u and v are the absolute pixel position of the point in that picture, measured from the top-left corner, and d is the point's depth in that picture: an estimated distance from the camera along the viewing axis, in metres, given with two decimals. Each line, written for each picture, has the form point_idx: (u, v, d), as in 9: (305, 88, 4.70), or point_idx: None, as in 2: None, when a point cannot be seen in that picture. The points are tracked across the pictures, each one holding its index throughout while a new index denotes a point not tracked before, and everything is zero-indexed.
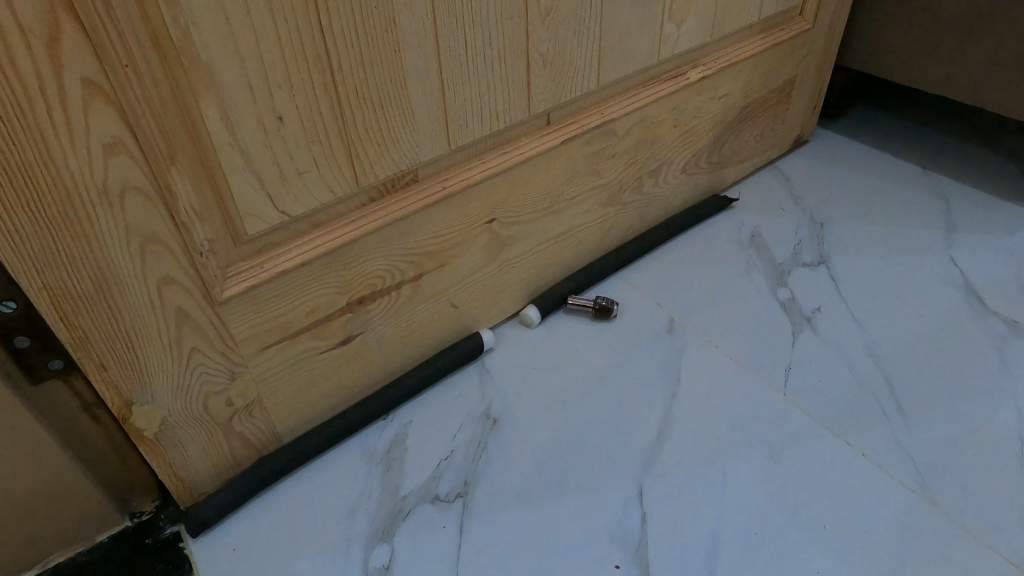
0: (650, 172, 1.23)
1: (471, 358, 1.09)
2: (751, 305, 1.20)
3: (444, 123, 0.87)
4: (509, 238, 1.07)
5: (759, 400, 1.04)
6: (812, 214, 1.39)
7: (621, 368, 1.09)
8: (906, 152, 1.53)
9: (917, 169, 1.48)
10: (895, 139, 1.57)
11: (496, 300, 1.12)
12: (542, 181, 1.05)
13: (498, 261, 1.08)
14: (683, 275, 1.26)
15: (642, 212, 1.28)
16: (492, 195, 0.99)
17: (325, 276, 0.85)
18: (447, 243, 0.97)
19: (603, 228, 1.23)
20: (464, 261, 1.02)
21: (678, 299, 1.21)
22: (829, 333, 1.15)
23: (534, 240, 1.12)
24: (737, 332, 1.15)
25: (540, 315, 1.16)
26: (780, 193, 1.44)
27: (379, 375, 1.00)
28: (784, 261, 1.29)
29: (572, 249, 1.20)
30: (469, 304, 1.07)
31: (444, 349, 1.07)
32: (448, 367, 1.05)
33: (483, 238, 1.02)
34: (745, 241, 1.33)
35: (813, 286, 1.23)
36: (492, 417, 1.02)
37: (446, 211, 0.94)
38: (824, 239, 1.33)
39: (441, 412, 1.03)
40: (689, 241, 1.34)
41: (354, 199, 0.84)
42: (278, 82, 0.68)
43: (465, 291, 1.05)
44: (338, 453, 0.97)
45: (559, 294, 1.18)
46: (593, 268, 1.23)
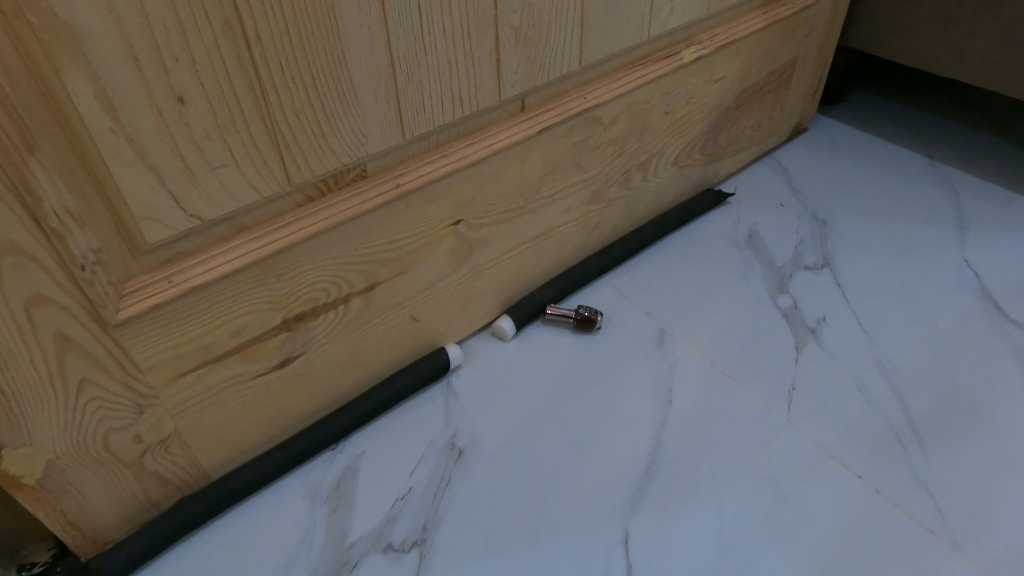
0: (638, 164, 1.10)
1: (435, 377, 0.96)
2: (749, 314, 1.08)
3: (397, 108, 0.73)
4: (479, 242, 0.94)
5: (760, 424, 0.93)
6: (814, 211, 1.27)
7: (605, 387, 0.97)
8: (915, 143, 1.41)
9: (926, 163, 1.36)
10: (902, 129, 1.45)
11: (464, 310, 0.99)
12: (517, 176, 0.92)
13: (466, 267, 0.95)
14: (673, 279, 1.14)
15: (629, 209, 1.16)
16: (458, 193, 0.86)
17: (254, 290, 0.71)
18: (405, 249, 0.84)
19: (586, 227, 1.10)
20: (425, 268, 0.89)
21: (669, 308, 1.09)
22: (835, 346, 1.03)
23: (507, 242, 0.98)
24: (734, 346, 1.03)
25: (514, 327, 1.03)
26: (780, 187, 1.32)
27: (327, 400, 0.88)
28: (784, 263, 1.17)
29: (551, 252, 1.07)
30: (433, 317, 0.95)
31: (404, 368, 0.94)
32: (407, 388, 0.93)
33: (448, 242, 0.89)
34: (741, 242, 1.21)
35: (816, 293, 1.12)
36: (457, 447, 0.89)
37: (402, 213, 0.81)
38: (828, 239, 1.21)
39: (399, 442, 0.90)
40: (680, 242, 1.21)
41: (287, 199, 0.70)
42: (173, 53, 0.54)
43: (427, 302, 0.92)
44: (276, 491, 0.84)
45: (536, 302, 1.06)
46: (575, 272, 1.11)
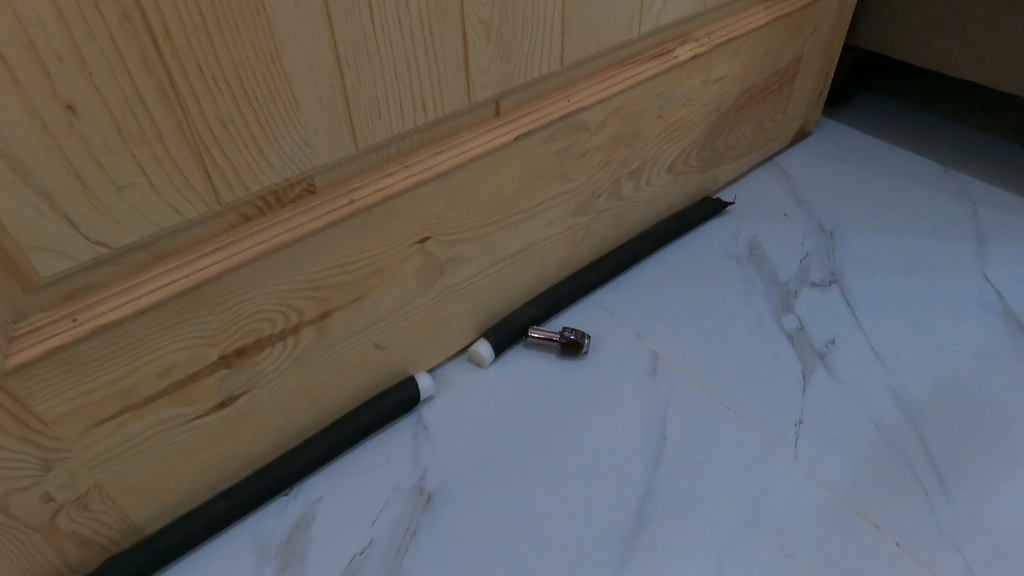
0: (629, 173, 1.01)
1: (404, 410, 0.87)
2: (751, 337, 0.99)
3: (347, 114, 0.64)
4: (450, 261, 0.85)
5: (765, 463, 0.84)
6: (820, 220, 1.18)
7: (593, 420, 0.88)
8: (924, 147, 1.32)
9: (937, 167, 1.28)
10: (911, 132, 1.36)
11: (436, 335, 0.90)
12: (493, 188, 0.83)
13: (436, 289, 0.86)
14: (668, 297, 1.05)
15: (620, 221, 1.06)
16: (424, 208, 0.77)
17: (183, 325, 0.62)
18: (362, 272, 0.75)
19: (572, 241, 1.01)
20: (388, 292, 0.80)
21: (663, 330, 1.00)
22: (845, 372, 0.95)
23: (483, 260, 0.90)
24: (735, 373, 0.95)
25: (492, 352, 0.94)
26: (783, 194, 1.23)
27: (279, 438, 0.79)
28: (789, 279, 1.08)
29: (533, 269, 0.98)
30: (399, 343, 0.86)
31: (368, 401, 0.86)
32: (371, 424, 0.84)
33: (415, 263, 0.81)
34: (742, 255, 1.12)
35: (823, 312, 1.03)
36: (425, 491, 0.80)
37: (358, 232, 0.72)
38: (835, 251, 1.12)
39: (361, 485, 0.81)
40: (675, 255, 1.12)
41: (219, 219, 0.61)
42: (57, 52, 0.45)
43: (391, 328, 0.84)
44: (220, 543, 0.75)
45: (517, 325, 0.97)
46: (560, 291, 1.02)
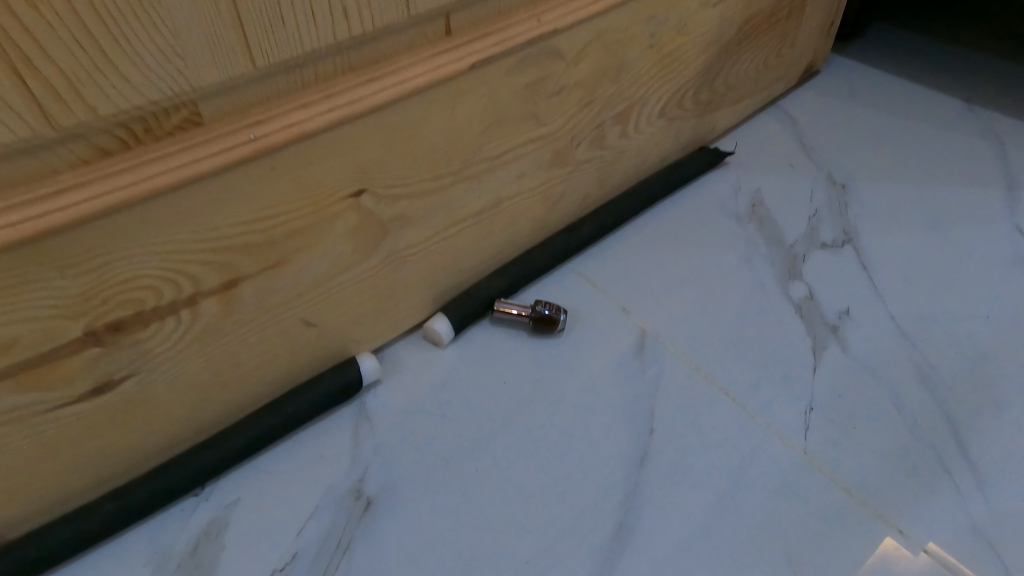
0: (615, 116, 0.86)
1: (343, 397, 0.75)
2: (754, 310, 0.86)
3: (233, 18, 0.49)
4: (395, 220, 0.70)
5: (767, 461, 0.72)
6: (831, 172, 1.03)
7: (565, 409, 0.76)
8: (946, 83, 1.17)
9: (961, 106, 1.13)
10: (931, 67, 1.21)
11: (382, 307, 0.77)
12: (446, 129, 0.68)
13: (379, 255, 0.72)
14: (656, 263, 0.92)
15: (604, 175, 0.92)
16: (357, 153, 0.61)
17: (21, 288, 0.49)
18: (277, 230, 0.60)
19: (548, 198, 0.86)
20: (316, 258, 0.66)
21: (651, 302, 0.87)
22: (862, 349, 0.82)
23: (438, 221, 0.75)
24: (733, 353, 0.82)
25: (452, 331, 0.82)
26: (788, 141, 1.07)
27: (184, 431, 0.67)
28: (796, 241, 0.94)
29: (501, 232, 0.84)
30: (334, 319, 0.73)
31: (299, 387, 0.73)
32: (301, 414, 0.72)
33: (349, 223, 0.66)
34: (743, 214, 0.97)
35: (834, 276, 0.89)
36: (364, 498, 0.69)
37: (266, 180, 0.57)
38: (849, 208, 0.98)
39: (286, 488, 0.70)
40: (665, 214, 0.98)
41: (59, 150, 0.47)
42: None
43: (323, 301, 0.70)
44: (109, 551, 0.64)
45: (481, 297, 0.84)
46: (534, 257, 0.88)
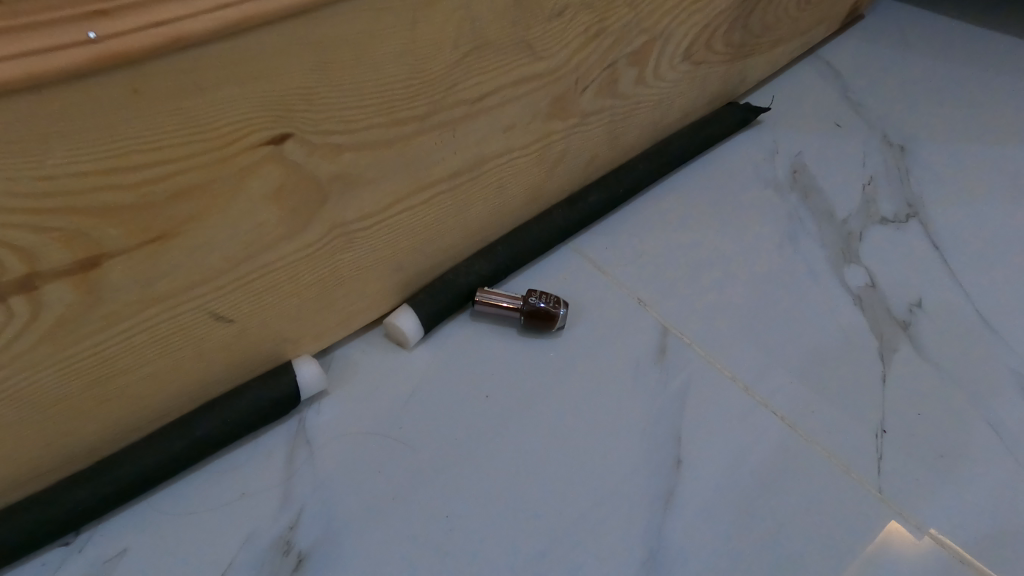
0: (630, 53, 0.67)
1: (274, 414, 0.57)
2: (801, 303, 0.69)
3: None
4: (338, 181, 0.52)
5: (831, 499, 0.56)
6: (885, 131, 0.84)
7: (566, 430, 0.59)
8: (1016, 29, 0.99)
9: None
10: (996, 10, 1.02)
11: (327, 297, 0.59)
12: (406, 54, 0.49)
13: (319, 229, 0.54)
14: (677, 243, 0.74)
15: (615, 133, 0.73)
16: (271, 77, 0.43)
17: None
18: (154, 187, 0.42)
19: (545, 158, 0.68)
20: (222, 230, 0.47)
21: (673, 291, 0.70)
22: (939, 352, 0.65)
23: (400, 184, 0.57)
24: (778, 358, 0.65)
25: (419, 328, 0.64)
26: (831, 95, 0.89)
27: (45, 460, 0.49)
28: (849, 216, 0.76)
29: (485, 201, 0.66)
30: (260, 313, 0.55)
31: (214, 402, 0.55)
32: (215, 438, 0.55)
33: (269, 181, 0.48)
34: (783, 183, 0.79)
35: (899, 258, 0.72)
36: (296, 552, 0.52)
37: (124, 107, 0.38)
38: (910, 173, 0.80)
39: (191, 536, 0.52)
40: (688, 183, 0.80)
41: None
42: None
43: (241, 289, 0.52)
44: None
45: (459, 285, 0.66)
46: (526, 234, 0.70)
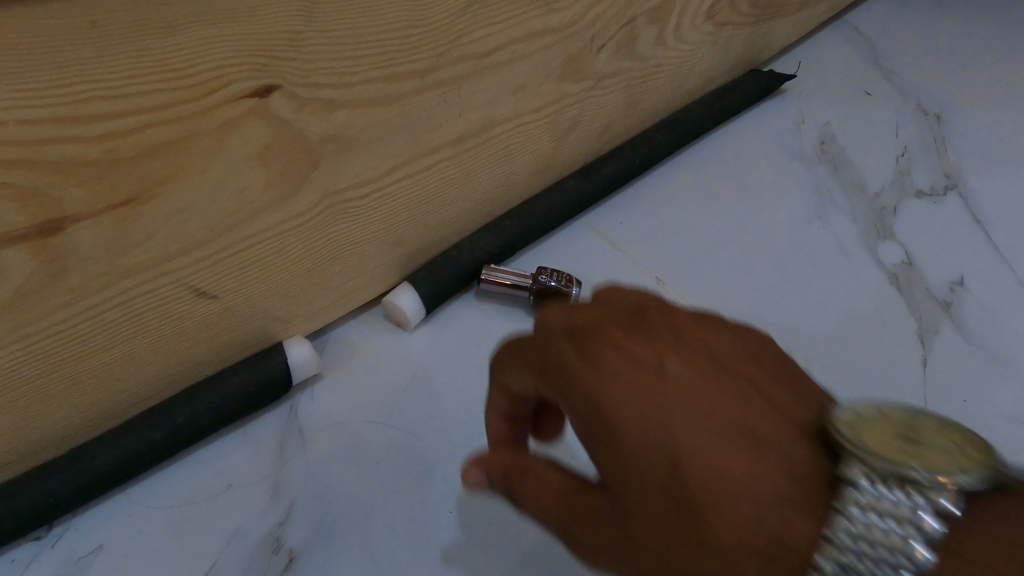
0: (651, 9, 0.62)
1: (264, 400, 0.53)
2: (832, 281, 0.64)
3: None
4: (332, 143, 0.47)
5: None
6: (919, 99, 0.79)
7: None
8: None
9: None
10: None
11: (321, 273, 0.54)
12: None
13: (310, 197, 0.48)
14: (698, 218, 0.69)
15: (631, 99, 0.68)
16: (252, 17, 0.38)
17: None
18: (119, 141, 0.37)
19: (558, 124, 0.63)
20: (201, 195, 0.42)
21: (695, 269, 0.65)
22: (986, 334, 0.60)
23: (400, 149, 0.52)
24: (810, 341, 0.60)
25: (420, 308, 0.59)
26: (860, 62, 0.83)
27: (10, 449, 0.44)
28: (883, 189, 0.71)
29: (492, 171, 0.60)
30: (245, 290, 0.50)
31: (198, 386, 0.51)
32: (200, 425, 0.50)
33: (253, 141, 0.42)
34: (810, 154, 0.74)
35: (936, 233, 0.67)
36: (287, 550, 0.48)
37: (81, 42, 0.33)
38: (946, 143, 0.75)
39: (173, 533, 0.48)
40: (708, 154, 0.74)
41: None
42: None
43: (224, 263, 0.47)
44: None
45: (464, 262, 0.61)
46: (536, 207, 0.65)
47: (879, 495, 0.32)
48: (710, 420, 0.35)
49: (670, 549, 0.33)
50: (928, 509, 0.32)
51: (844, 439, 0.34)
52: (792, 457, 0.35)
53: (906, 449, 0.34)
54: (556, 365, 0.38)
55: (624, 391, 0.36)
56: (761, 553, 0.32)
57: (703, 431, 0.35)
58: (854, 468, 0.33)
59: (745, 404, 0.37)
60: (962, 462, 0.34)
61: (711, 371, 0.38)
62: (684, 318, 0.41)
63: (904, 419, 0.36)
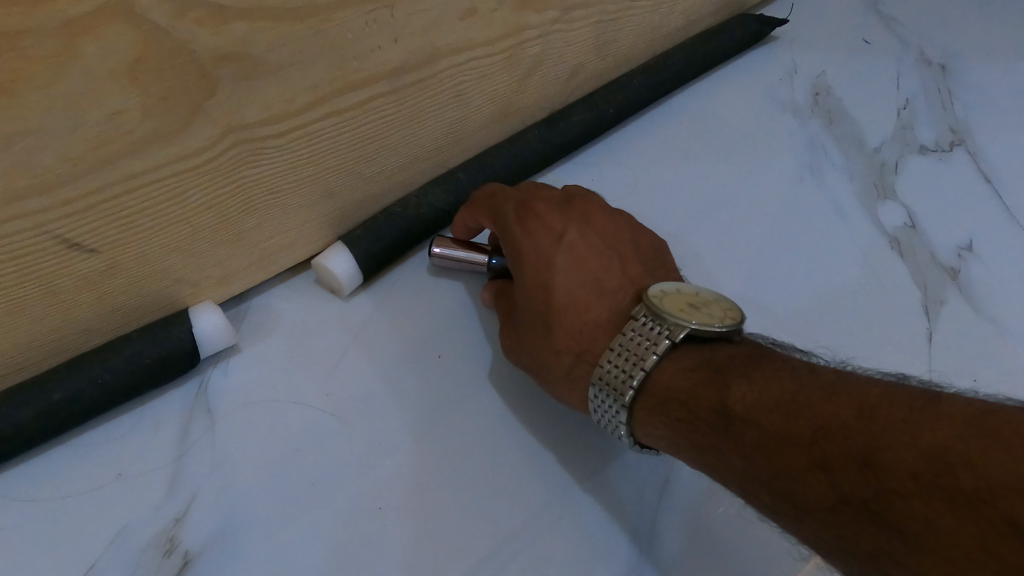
0: None
1: (165, 377, 0.45)
2: (825, 243, 0.57)
3: None
4: (228, 63, 0.38)
5: None
6: (922, 48, 0.72)
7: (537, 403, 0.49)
8: None
9: None
10: None
11: (233, 228, 0.46)
12: None
13: (206, 131, 0.40)
14: (677, 174, 0.61)
15: (603, 38, 0.60)
16: None
17: None
18: None
19: (517, 62, 0.55)
20: (54, 118, 0.34)
21: (672, 231, 0.57)
22: (997, 303, 0.54)
23: (321, 78, 0.43)
24: (800, 310, 0.53)
25: (356, 272, 0.51)
26: (858, 8, 0.75)
27: None
28: (882, 144, 0.64)
29: (440, 114, 0.52)
30: (136, 244, 0.41)
31: (82, 360, 0.43)
32: (82, 405, 0.42)
33: (118, 51, 0.34)
34: (803, 106, 0.67)
35: (941, 192, 0.60)
36: (181, 553, 0.40)
37: None
38: (953, 96, 0.67)
39: (45, 530, 0.40)
40: (691, 105, 0.67)
41: None
42: None
43: (103, 209, 0.38)
44: None
45: (408, 220, 0.53)
46: (493, 159, 0.57)
47: (649, 327, 0.41)
48: (579, 276, 0.45)
49: (532, 348, 0.45)
50: (676, 340, 0.40)
51: (645, 296, 0.43)
52: (623, 306, 0.45)
53: (691, 310, 0.42)
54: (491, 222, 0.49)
55: (530, 245, 0.46)
56: (576, 350, 0.44)
57: (575, 282, 0.45)
58: (639, 308, 0.42)
59: (610, 271, 0.46)
60: (734, 318, 0.41)
61: (600, 250, 0.47)
62: (603, 215, 0.49)
63: (710, 298, 0.44)
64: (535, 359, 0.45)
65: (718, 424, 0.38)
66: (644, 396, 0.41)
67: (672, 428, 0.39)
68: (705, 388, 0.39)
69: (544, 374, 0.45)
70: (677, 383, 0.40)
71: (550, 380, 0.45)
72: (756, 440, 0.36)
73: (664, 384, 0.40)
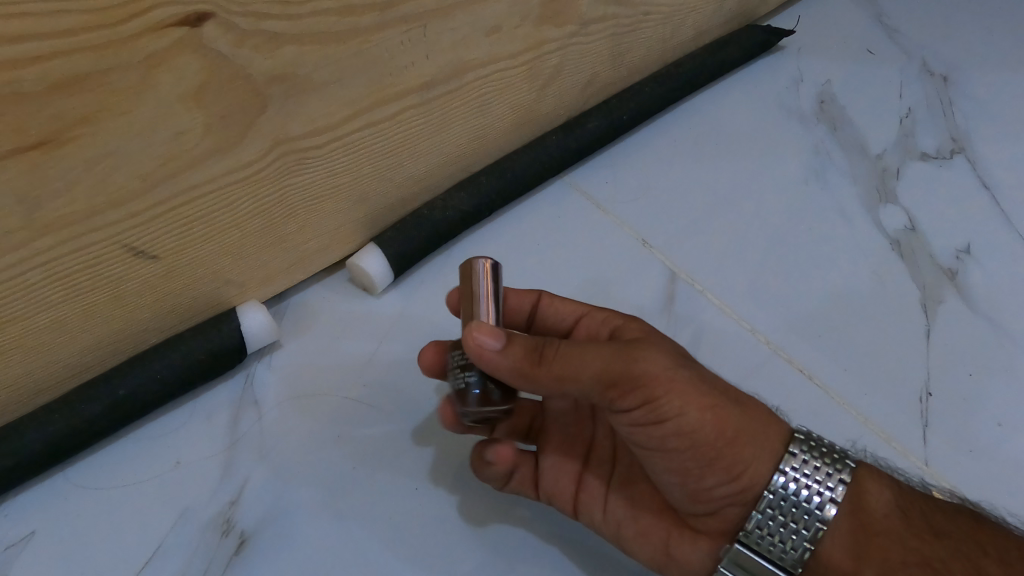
0: None
1: (215, 371, 0.48)
2: (830, 246, 0.60)
3: None
4: (280, 83, 0.42)
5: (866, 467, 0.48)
6: (924, 59, 0.74)
7: None
8: None
9: None
10: None
11: (276, 232, 0.49)
12: None
13: (257, 145, 0.43)
14: (688, 179, 0.64)
15: (618, 49, 0.63)
16: None
17: None
18: (19, 73, 0.33)
19: (537, 75, 0.58)
20: (130, 140, 0.38)
21: (684, 233, 0.61)
22: (993, 303, 0.57)
23: (359, 92, 0.46)
24: (806, 309, 0.56)
25: (387, 270, 0.54)
26: (862, 18, 0.78)
27: None
28: (885, 151, 0.67)
29: (465, 123, 0.56)
30: (191, 250, 0.45)
31: (142, 357, 0.46)
32: (142, 399, 0.45)
33: (186, 78, 0.38)
34: (808, 113, 0.70)
35: (940, 197, 0.63)
36: (238, 532, 0.44)
37: None
38: (954, 105, 0.70)
39: (112, 514, 0.44)
40: (701, 111, 0.70)
41: None
42: None
43: (164, 220, 0.42)
44: None
45: (435, 222, 0.56)
46: (513, 164, 0.60)
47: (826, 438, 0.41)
48: None
49: (720, 387, 0.39)
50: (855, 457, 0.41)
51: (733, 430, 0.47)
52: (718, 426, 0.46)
53: None
54: (587, 314, 0.47)
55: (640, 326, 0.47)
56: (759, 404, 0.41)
57: None
58: None
59: None
60: None
61: None
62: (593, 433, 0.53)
63: None
64: (723, 396, 0.39)
65: (917, 536, 0.38)
66: (853, 495, 0.40)
67: (848, 536, 0.39)
68: (914, 509, 0.39)
69: (720, 418, 0.38)
70: (879, 495, 0.40)
71: (732, 426, 0.38)
72: (943, 557, 0.37)
73: (872, 497, 0.40)
